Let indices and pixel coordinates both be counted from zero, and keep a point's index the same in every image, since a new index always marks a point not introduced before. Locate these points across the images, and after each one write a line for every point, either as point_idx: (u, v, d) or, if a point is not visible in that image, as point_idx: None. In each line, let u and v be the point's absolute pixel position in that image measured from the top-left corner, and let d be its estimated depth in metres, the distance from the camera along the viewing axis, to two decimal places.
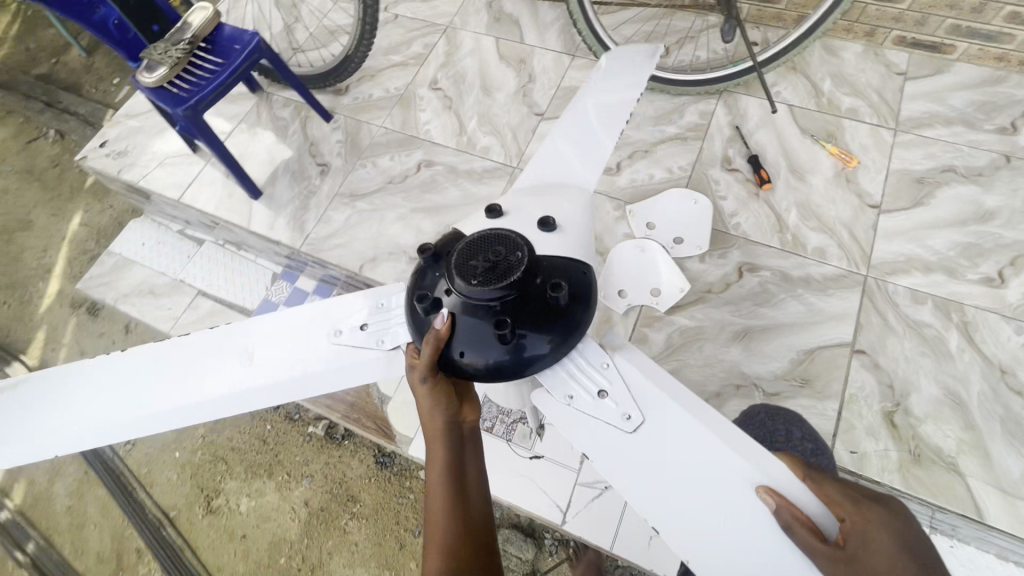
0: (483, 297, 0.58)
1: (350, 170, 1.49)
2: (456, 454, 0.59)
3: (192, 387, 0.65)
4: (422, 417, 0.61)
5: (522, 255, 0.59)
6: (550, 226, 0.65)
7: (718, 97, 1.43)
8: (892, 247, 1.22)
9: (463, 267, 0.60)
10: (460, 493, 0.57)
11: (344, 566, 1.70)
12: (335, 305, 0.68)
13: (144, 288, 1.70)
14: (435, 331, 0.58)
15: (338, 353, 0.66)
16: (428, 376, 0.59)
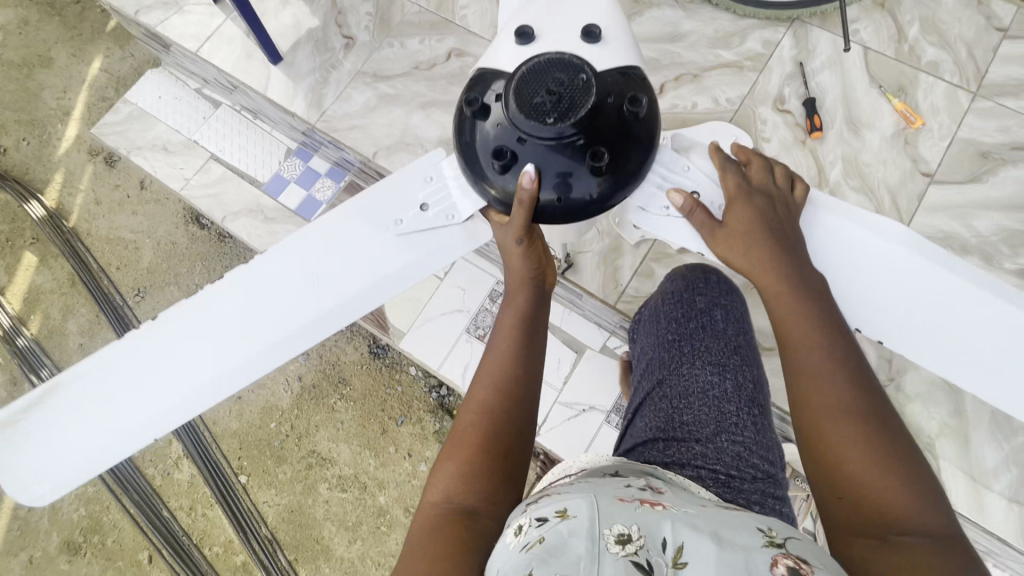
0: (564, 134, 0.61)
1: (376, 48, 1.39)
2: (532, 311, 0.70)
3: (269, 317, 0.71)
4: (509, 265, 0.71)
5: (586, 78, 0.60)
6: (593, 37, 0.66)
7: (788, 26, 1.29)
8: (932, 221, 1.14)
9: (531, 108, 0.60)
10: (526, 336, 0.69)
11: (328, 439, 1.82)
12: (382, 202, 0.72)
13: (156, 144, 1.67)
14: (525, 189, 0.63)
15: (411, 242, 0.72)
16: (524, 236, 0.66)
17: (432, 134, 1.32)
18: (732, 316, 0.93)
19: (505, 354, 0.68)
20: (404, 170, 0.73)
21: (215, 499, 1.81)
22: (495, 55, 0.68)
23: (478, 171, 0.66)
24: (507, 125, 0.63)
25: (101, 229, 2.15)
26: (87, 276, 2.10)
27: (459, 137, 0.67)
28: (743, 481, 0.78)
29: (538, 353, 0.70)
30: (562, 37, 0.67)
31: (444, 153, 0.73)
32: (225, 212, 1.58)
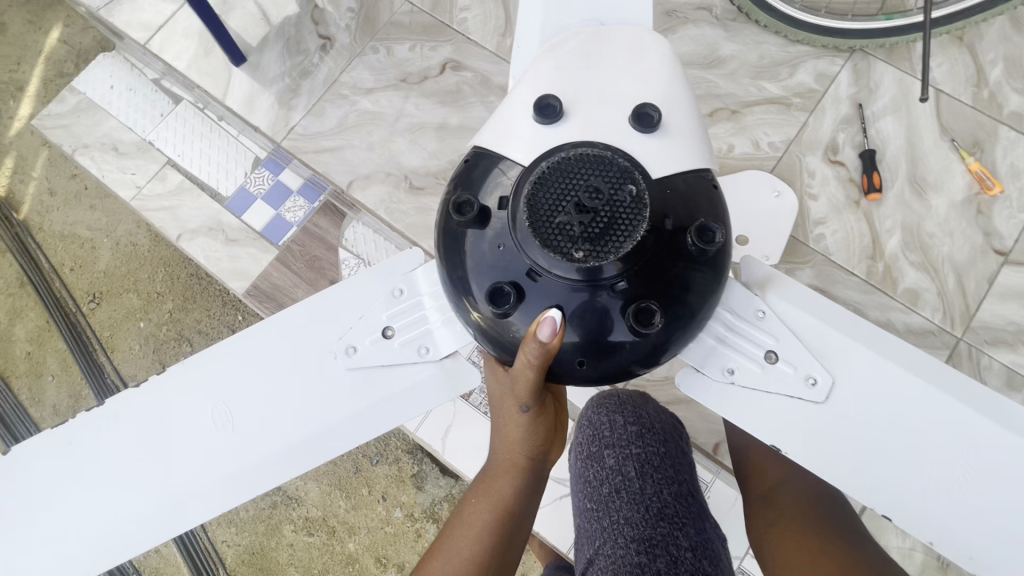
0: (596, 271, 0.43)
1: (358, 53, 1.18)
2: (519, 493, 0.52)
3: (172, 462, 0.50)
4: (498, 437, 0.53)
5: (630, 192, 0.43)
6: (649, 122, 0.47)
7: (847, 58, 1.08)
8: (1003, 310, 0.96)
9: (551, 232, 0.43)
10: (499, 540, 0.51)
11: (296, 476, 1.66)
12: (342, 312, 0.53)
13: (105, 143, 1.46)
14: (539, 343, 0.42)
15: (365, 378, 0.51)
16: (531, 405, 0.47)
17: (418, 163, 1.12)
18: (658, 462, 0.68)
19: (464, 559, 0.50)
20: (366, 276, 0.53)
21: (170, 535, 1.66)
22: (502, 134, 0.49)
23: (465, 306, 0.47)
24: (513, 248, 0.45)
25: (55, 224, 1.94)
26: (37, 276, 1.91)
27: (441, 249, 0.48)
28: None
29: (511, 560, 0.52)
30: (603, 117, 0.48)
31: (421, 258, 0.54)
32: (181, 229, 1.38)
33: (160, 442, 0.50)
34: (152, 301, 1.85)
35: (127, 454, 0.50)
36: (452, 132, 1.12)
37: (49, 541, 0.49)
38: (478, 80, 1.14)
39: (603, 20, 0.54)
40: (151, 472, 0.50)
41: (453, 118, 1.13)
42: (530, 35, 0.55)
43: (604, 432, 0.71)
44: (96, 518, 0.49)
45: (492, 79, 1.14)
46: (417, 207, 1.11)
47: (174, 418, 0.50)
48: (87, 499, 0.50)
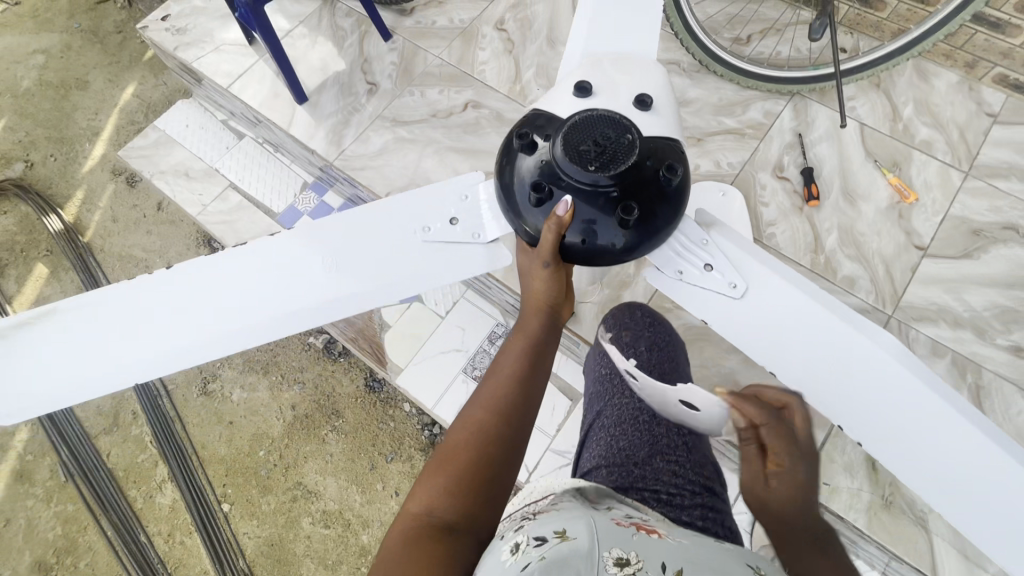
0: (598, 182, 0.61)
1: (397, 95, 1.47)
2: (542, 333, 0.70)
3: (293, 288, 0.70)
4: (527, 292, 0.72)
5: (631, 138, 0.63)
6: (645, 105, 0.68)
7: (788, 99, 1.36)
8: (925, 294, 1.17)
9: (573, 150, 0.62)
10: (532, 359, 0.68)
11: (316, 472, 1.79)
12: (423, 203, 0.72)
13: (179, 169, 1.73)
14: (556, 218, 0.63)
15: (433, 250, 0.72)
16: (551, 262, 0.67)
17: (444, 178, 1.38)
18: (661, 342, 1.00)
19: (508, 371, 0.67)
20: (442, 183, 0.73)
21: (195, 527, 1.78)
22: (546, 101, 0.70)
23: (510, 203, 0.67)
24: (549, 165, 0.64)
25: (115, 246, 2.20)
26: (94, 291, 2.14)
27: (500, 164, 0.68)
28: (684, 500, 0.77)
29: (542, 381, 0.69)
30: (615, 101, 0.68)
31: (481, 177, 0.74)
32: (238, 238, 1.63)
33: (273, 280, 0.70)
34: None
35: (260, 283, 0.70)
36: (472, 155, 1.39)
37: (198, 333, 0.69)
38: (493, 115, 1.43)
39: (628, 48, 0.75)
40: (263, 299, 0.70)
41: (473, 144, 1.40)
42: (574, 49, 0.76)
43: (625, 323, 1.02)
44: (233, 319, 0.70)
45: (505, 115, 1.42)
46: None
47: (296, 260, 0.70)
48: (213, 312, 0.70)
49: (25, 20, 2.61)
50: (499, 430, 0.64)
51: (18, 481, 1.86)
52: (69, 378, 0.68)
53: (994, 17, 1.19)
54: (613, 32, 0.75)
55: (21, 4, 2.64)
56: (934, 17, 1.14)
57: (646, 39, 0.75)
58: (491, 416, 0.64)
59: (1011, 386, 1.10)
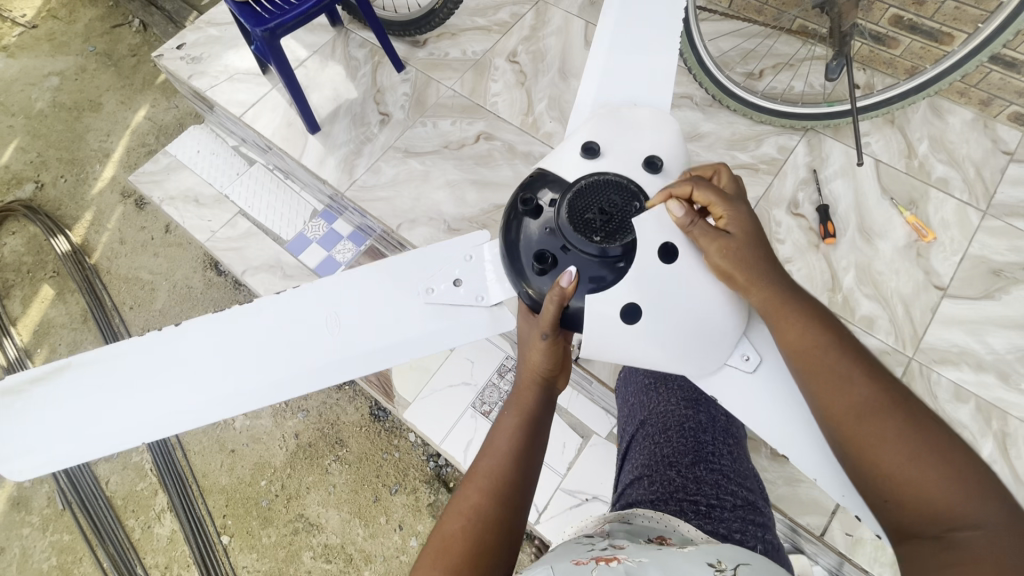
0: (604, 252, 0.63)
1: (409, 126, 1.47)
2: (540, 404, 0.68)
3: (293, 348, 0.68)
4: (522, 361, 0.68)
5: (637, 208, 0.65)
6: (654, 166, 0.68)
7: (802, 135, 1.35)
8: (946, 335, 1.14)
9: (580, 219, 0.64)
10: (527, 436, 0.66)
11: (318, 503, 1.75)
12: (426, 263, 0.71)
13: (189, 195, 1.73)
14: (560, 289, 0.62)
15: (435, 313, 0.70)
16: (549, 335, 0.64)
17: (454, 210, 1.37)
18: None
19: (503, 449, 0.65)
20: (444, 246, 0.72)
21: (193, 559, 1.73)
22: (555, 160, 0.70)
23: (516, 270, 0.66)
24: (555, 232, 0.65)
25: (121, 269, 2.19)
26: (100, 313, 2.12)
27: (503, 230, 0.68)
28: (721, 510, 0.79)
29: (539, 455, 0.67)
30: (623, 160, 0.68)
31: (487, 237, 0.73)
32: (245, 266, 1.62)
33: (266, 343, 0.68)
34: None
35: (259, 343, 0.68)
36: (483, 186, 1.38)
37: (193, 394, 0.67)
38: (505, 147, 1.42)
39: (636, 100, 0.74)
40: (256, 364, 0.68)
41: (485, 176, 1.40)
42: (585, 96, 0.75)
43: None
44: (229, 379, 0.67)
45: (516, 147, 1.42)
46: None
47: (298, 318, 0.69)
48: (199, 377, 0.67)
49: (41, 43, 2.65)
50: (500, 513, 0.62)
51: (15, 508, 1.82)
52: (51, 443, 0.66)
53: (1009, 56, 1.19)
54: (625, 82, 0.74)
55: (38, 27, 2.68)
56: (949, 57, 1.14)
57: (658, 90, 0.74)
58: (490, 498, 0.63)
59: None
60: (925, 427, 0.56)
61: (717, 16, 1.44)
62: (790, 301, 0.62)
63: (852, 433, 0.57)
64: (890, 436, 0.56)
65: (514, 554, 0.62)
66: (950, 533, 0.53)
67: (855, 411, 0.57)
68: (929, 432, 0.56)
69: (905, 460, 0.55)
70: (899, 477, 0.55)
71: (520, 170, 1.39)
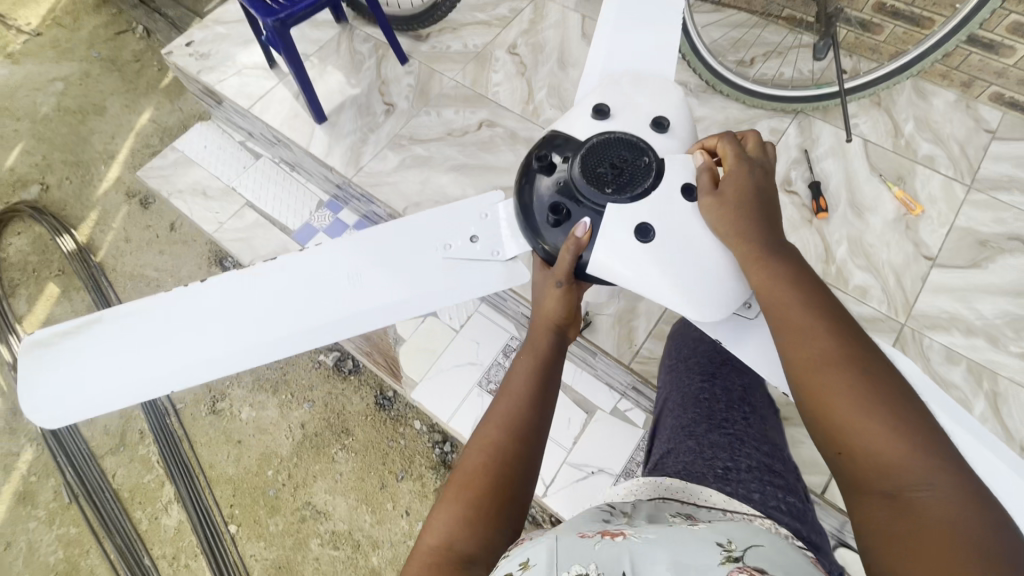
0: (615, 203, 0.67)
1: (414, 115, 1.52)
2: (553, 352, 0.70)
3: (312, 303, 0.72)
4: (536, 311, 0.71)
5: (649, 162, 0.69)
6: (661, 127, 0.72)
7: (793, 117, 1.40)
8: (937, 302, 1.18)
9: (593, 174, 0.68)
10: (543, 378, 0.68)
11: (325, 491, 1.77)
12: (439, 220, 0.74)
13: (196, 189, 1.77)
14: (576, 239, 0.66)
15: (453, 268, 0.73)
16: (564, 282, 0.68)
17: (457, 193, 1.41)
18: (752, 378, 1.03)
19: (519, 392, 0.67)
20: (462, 203, 0.74)
21: (200, 550, 1.74)
22: (566, 123, 0.74)
23: (530, 223, 0.70)
24: (568, 187, 0.69)
25: (127, 267, 2.22)
26: (106, 311, 2.14)
27: (518, 187, 0.72)
28: (740, 472, 0.84)
29: (555, 399, 0.69)
30: (633, 122, 0.72)
31: (502, 196, 0.74)
32: (254, 256, 1.66)
33: (289, 297, 0.72)
34: None
35: (279, 298, 0.72)
36: (486, 171, 1.43)
37: (217, 347, 0.70)
38: (507, 134, 1.47)
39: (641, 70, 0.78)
40: (280, 317, 0.71)
41: (487, 161, 1.44)
42: (592, 68, 0.79)
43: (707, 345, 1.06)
44: (252, 332, 0.71)
45: (518, 134, 1.47)
46: None
47: (316, 274, 0.72)
48: (223, 331, 0.70)
49: (46, 49, 2.70)
50: (515, 449, 0.64)
51: (21, 503, 1.83)
52: (81, 395, 0.69)
53: (987, 38, 1.25)
54: (629, 53, 0.79)
55: (43, 34, 2.73)
56: (930, 38, 1.19)
57: (662, 60, 0.78)
58: (506, 434, 0.65)
59: None
60: (886, 386, 0.57)
61: (708, 7, 1.50)
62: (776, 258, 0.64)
63: (815, 388, 0.59)
64: (849, 390, 0.57)
65: (531, 491, 0.64)
66: (907, 491, 0.53)
67: (816, 360, 0.59)
68: (891, 395, 0.56)
69: (861, 412, 0.56)
70: (858, 428, 0.56)
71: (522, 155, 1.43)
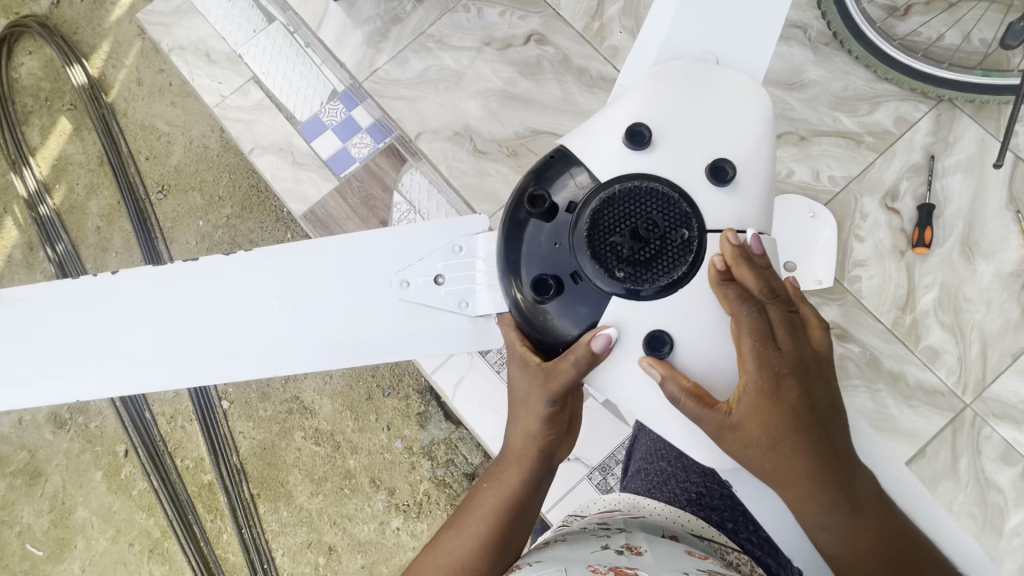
0: (626, 289, 0.53)
1: (450, 8, 1.26)
2: (534, 477, 0.59)
3: (243, 328, 0.58)
4: (517, 429, 0.58)
5: (685, 235, 0.53)
6: (723, 175, 0.54)
7: (933, 106, 1.06)
8: (1018, 388, 0.98)
9: (603, 243, 0.53)
10: (516, 507, 0.59)
11: (314, 390, 1.80)
12: (406, 249, 0.59)
13: (200, 48, 1.47)
14: (591, 351, 0.52)
15: (409, 312, 0.59)
16: (554, 402, 0.55)
17: (483, 118, 1.22)
18: None
19: (474, 534, 0.59)
20: (431, 227, 0.59)
21: (195, 415, 1.84)
22: (591, 145, 0.56)
23: (510, 284, 0.56)
24: (567, 249, 0.54)
25: (139, 114, 2.00)
26: (115, 159, 1.99)
27: (502, 230, 0.57)
28: (713, 500, 0.76)
29: (519, 536, 0.61)
30: (682, 163, 0.54)
31: (484, 225, 0.60)
32: (255, 143, 1.39)
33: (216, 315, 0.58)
34: (214, 205, 1.93)
35: (206, 314, 0.58)
36: (529, 106, 1.21)
37: (129, 360, 0.58)
38: (558, 57, 1.21)
39: (720, 57, 0.58)
40: (202, 335, 0.58)
41: (531, 92, 1.21)
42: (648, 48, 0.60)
43: None
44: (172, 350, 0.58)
45: (572, 58, 1.21)
46: (476, 170, 1.22)
47: (251, 293, 0.58)
48: (139, 343, 0.58)
49: None
50: None
51: None
52: None
53: None
54: (709, 33, 0.58)
55: None
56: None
57: (750, 47, 0.58)
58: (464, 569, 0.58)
59: None
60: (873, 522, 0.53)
61: None
62: (789, 423, 0.51)
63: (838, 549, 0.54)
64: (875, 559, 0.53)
65: None
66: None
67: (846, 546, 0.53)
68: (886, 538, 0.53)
69: None
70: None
71: (570, 91, 1.20)
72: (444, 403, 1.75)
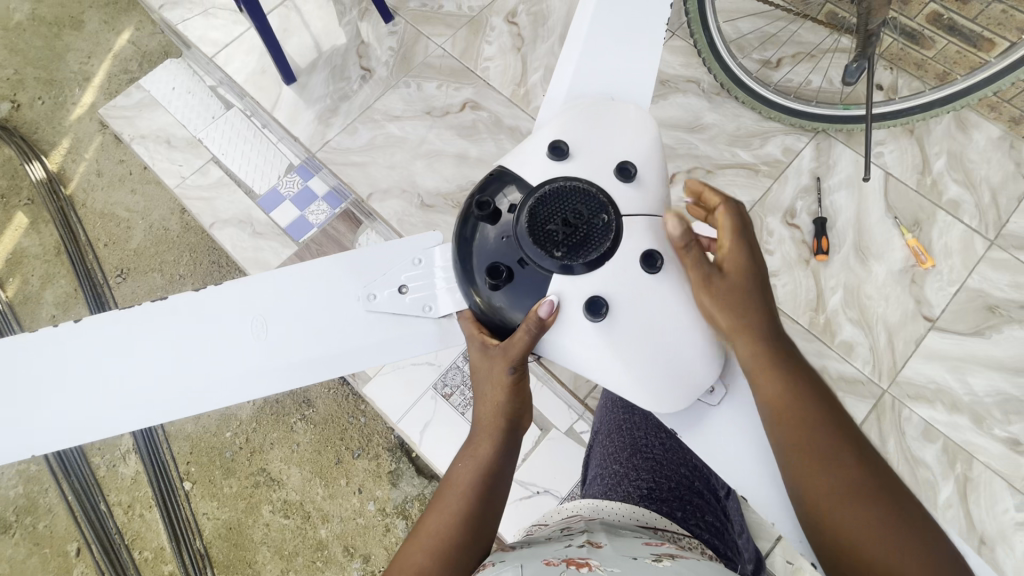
0: (564, 266, 0.61)
1: (392, 84, 1.41)
2: (505, 446, 0.64)
3: (217, 354, 0.62)
4: (483, 405, 0.64)
5: (606, 220, 0.62)
6: (628, 174, 0.64)
7: (812, 136, 1.24)
8: (925, 370, 1.09)
9: (541, 230, 0.61)
10: (490, 480, 0.63)
11: (281, 460, 1.75)
12: (370, 266, 0.66)
13: (161, 135, 1.57)
14: (540, 316, 0.59)
15: (378, 321, 0.65)
16: (515, 369, 0.61)
17: (432, 181, 1.34)
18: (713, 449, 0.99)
19: (453, 510, 0.62)
20: (393, 246, 0.67)
21: (154, 501, 1.76)
22: (520, 161, 0.66)
23: (466, 281, 0.63)
24: (511, 242, 0.63)
25: (98, 203, 2.06)
26: (73, 248, 2.02)
27: (456, 238, 0.65)
28: (663, 492, 0.80)
29: (498, 510, 0.64)
30: (595, 168, 0.65)
31: (439, 238, 0.68)
32: (215, 218, 1.46)
33: (189, 346, 0.62)
34: (175, 284, 1.95)
35: (180, 346, 0.62)
36: (469, 162, 1.34)
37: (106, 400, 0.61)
38: (492, 119, 1.37)
39: (615, 93, 0.70)
40: (179, 368, 0.62)
41: (471, 150, 1.35)
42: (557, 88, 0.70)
43: None
44: (148, 384, 0.61)
45: (504, 120, 1.36)
46: (426, 223, 1.32)
47: (223, 323, 0.63)
48: (115, 383, 0.61)
49: None
50: (456, 560, 0.60)
51: None
52: None
53: None
54: (601, 73, 0.70)
55: None
56: (988, 66, 1.03)
57: (636, 80, 0.70)
58: (446, 545, 0.60)
59: (1003, 483, 1.04)
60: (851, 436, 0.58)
61: None
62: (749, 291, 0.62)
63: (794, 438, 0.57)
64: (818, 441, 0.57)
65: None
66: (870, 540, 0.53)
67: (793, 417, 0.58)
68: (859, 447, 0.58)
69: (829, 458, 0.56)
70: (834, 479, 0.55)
71: (505, 147, 1.34)
72: (416, 458, 1.74)
